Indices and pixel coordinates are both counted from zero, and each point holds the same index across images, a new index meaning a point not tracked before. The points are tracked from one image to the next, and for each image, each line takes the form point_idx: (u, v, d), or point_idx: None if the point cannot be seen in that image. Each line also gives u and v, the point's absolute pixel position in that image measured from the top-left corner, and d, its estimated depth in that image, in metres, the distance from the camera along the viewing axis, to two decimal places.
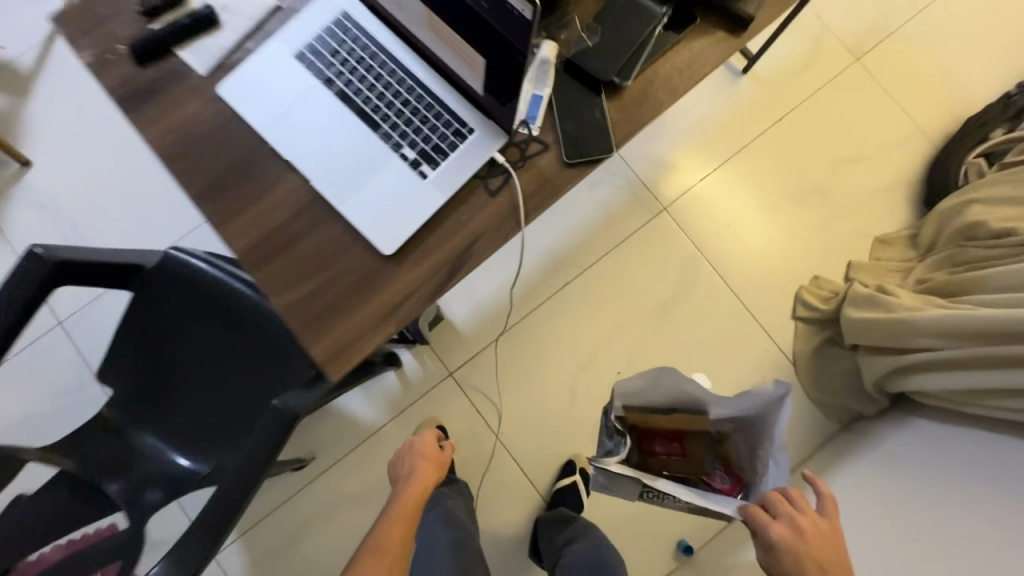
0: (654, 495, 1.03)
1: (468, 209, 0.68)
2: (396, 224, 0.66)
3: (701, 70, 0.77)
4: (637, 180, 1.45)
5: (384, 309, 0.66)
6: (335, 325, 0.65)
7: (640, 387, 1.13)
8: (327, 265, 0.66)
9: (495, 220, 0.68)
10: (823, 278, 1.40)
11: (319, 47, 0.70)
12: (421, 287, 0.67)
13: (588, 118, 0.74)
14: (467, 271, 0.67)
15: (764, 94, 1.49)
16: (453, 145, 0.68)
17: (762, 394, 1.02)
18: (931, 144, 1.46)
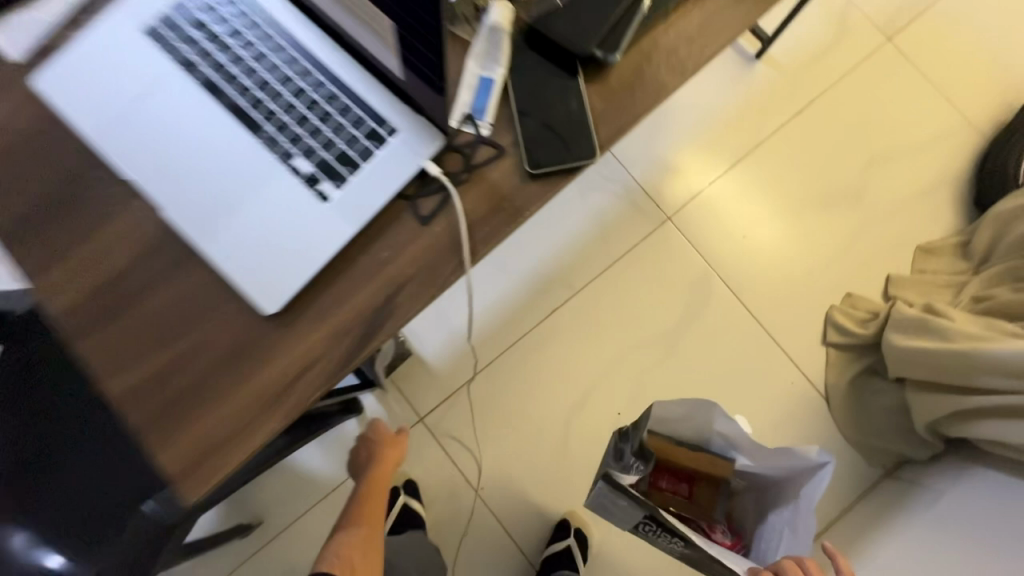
0: (653, 530, 0.86)
1: (389, 243, 0.51)
2: (288, 267, 0.49)
3: (713, 43, 0.58)
4: (635, 186, 1.24)
5: (271, 391, 0.49)
6: (201, 410, 0.49)
7: (675, 416, 0.91)
8: (186, 329, 0.50)
9: (427, 264, 0.52)
10: (858, 295, 1.19)
11: (178, 18, 0.52)
12: (321, 359, 0.50)
13: (559, 113, 0.55)
14: (386, 334, 0.51)
15: (783, 82, 1.28)
16: (365, 152, 0.50)
17: (795, 461, 0.84)
18: (978, 137, 1.26)
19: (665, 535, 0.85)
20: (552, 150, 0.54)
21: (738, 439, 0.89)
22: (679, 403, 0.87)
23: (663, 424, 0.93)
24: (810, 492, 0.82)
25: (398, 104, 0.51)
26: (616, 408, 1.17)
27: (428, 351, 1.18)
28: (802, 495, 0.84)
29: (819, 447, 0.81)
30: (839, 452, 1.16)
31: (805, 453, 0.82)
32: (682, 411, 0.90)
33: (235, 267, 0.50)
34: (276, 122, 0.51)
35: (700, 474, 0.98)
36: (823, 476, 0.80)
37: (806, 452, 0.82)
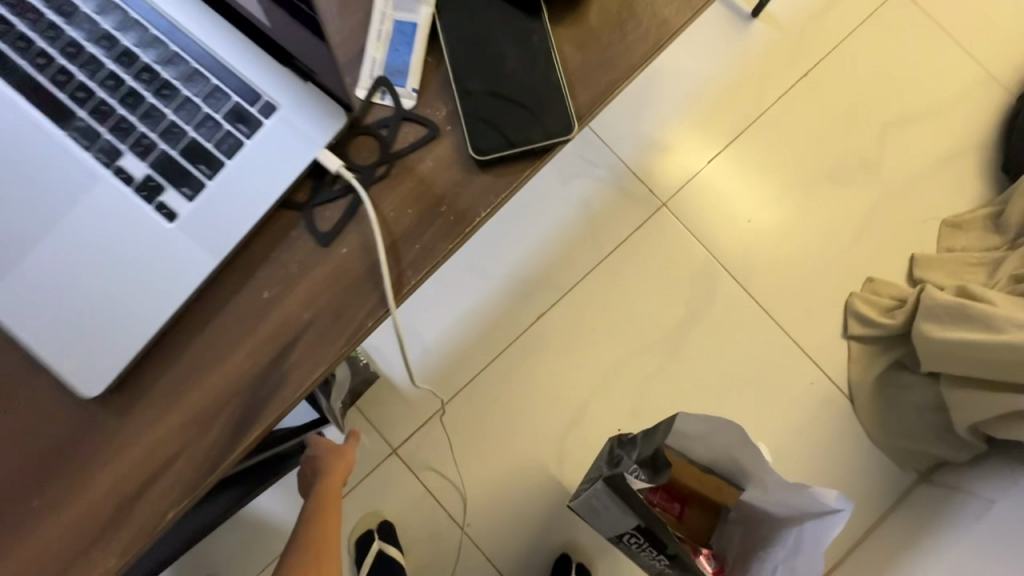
0: (636, 543, 0.80)
1: (268, 281, 0.45)
2: (151, 296, 0.42)
3: None
4: (623, 169, 1.09)
5: (136, 474, 0.43)
6: (48, 498, 0.42)
7: (692, 431, 0.78)
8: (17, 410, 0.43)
9: (335, 298, 0.45)
10: (880, 280, 1.06)
11: None
12: (208, 432, 0.43)
13: (516, 69, 0.46)
14: (274, 407, 0.44)
15: (784, 42, 1.13)
16: (230, 141, 0.42)
17: (804, 503, 0.70)
18: (1002, 95, 1.12)
19: (650, 551, 0.79)
20: (502, 123, 0.45)
21: (752, 467, 0.75)
22: (704, 418, 0.72)
23: (680, 442, 0.83)
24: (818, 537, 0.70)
25: (274, 65, 0.42)
26: (616, 424, 1.03)
27: (399, 373, 1.03)
28: (805, 536, 0.71)
29: (841, 491, 0.67)
30: (868, 458, 1.03)
31: (820, 497, 0.68)
32: (701, 430, 0.76)
33: (70, 294, 0.41)
34: (97, 105, 0.41)
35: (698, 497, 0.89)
36: (835, 524, 0.68)
37: (822, 493, 0.68)
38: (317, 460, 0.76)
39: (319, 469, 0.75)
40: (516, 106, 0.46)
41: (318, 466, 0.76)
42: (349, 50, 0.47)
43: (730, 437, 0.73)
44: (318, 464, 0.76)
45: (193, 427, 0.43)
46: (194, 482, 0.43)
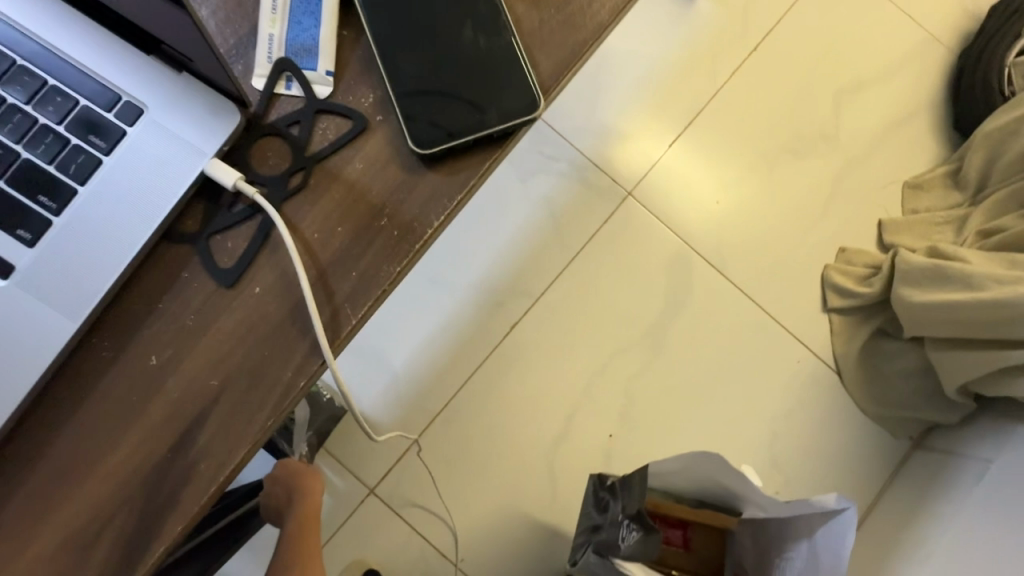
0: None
1: (163, 336, 0.37)
2: (3, 363, 0.33)
3: None
4: (583, 161, 1.03)
5: None
6: None
7: (669, 467, 0.74)
8: None
9: (252, 343, 0.37)
10: (852, 249, 1.04)
11: None
12: (90, 546, 0.34)
13: (458, 43, 0.39)
14: (182, 482, 0.35)
15: (730, 17, 1.10)
16: (79, 158, 0.34)
17: (806, 509, 0.65)
18: (944, 55, 1.13)
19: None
20: (447, 106, 0.38)
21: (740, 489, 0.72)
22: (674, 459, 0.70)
23: (660, 480, 0.79)
24: (834, 557, 0.62)
25: (135, 58, 0.35)
26: (607, 431, 0.97)
27: (367, 404, 0.94)
28: (821, 549, 0.64)
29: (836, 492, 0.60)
30: (861, 431, 1.01)
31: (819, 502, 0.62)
32: (679, 465, 0.73)
33: None
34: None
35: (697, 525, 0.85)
36: (846, 529, 0.61)
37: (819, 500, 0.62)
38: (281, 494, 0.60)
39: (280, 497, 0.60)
40: (459, 84, 0.39)
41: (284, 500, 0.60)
42: (240, 30, 0.39)
43: (709, 469, 0.71)
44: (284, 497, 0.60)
45: (83, 525, 0.35)
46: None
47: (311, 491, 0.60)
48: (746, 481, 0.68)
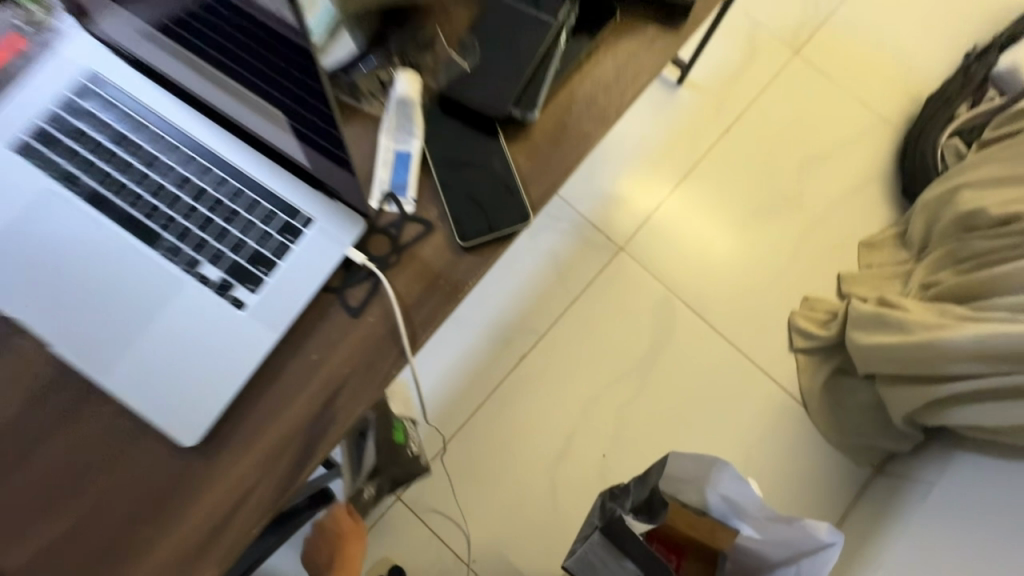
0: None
1: (316, 345, 0.50)
2: (236, 368, 0.47)
3: (620, 98, 0.58)
4: (583, 222, 1.24)
5: (211, 520, 0.47)
6: (138, 559, 0.45)
7: (683, 475, 0.81)
8: (116, 469, 0.47)
9: (371, 352, 0.50)
10: (815, 298, 1.21)
11: (43, 128, 0.47)
12: (269, 480, 0.48)
13: (488, 167, 0.54)
14: (327, 443, 0.48)
15: (707, 103, 1.32)
16: (286, 241, 0.47)
17: (798, 537, 0.77)
18: (894, 132, 1.31)
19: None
20: (484, 212, 0.53)
21: (746, 505, 0.79)
22: (694, 459, 0.77)
23: (674, 487, 0.84)
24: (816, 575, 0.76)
25: (308, 188, 0.48)
26: (602, 450, 1.13)
27: None
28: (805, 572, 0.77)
29: (832, 525, 0.74)
30: (828, 457, 1.15)
31: (813, 530, 0.75)
32: (699, 472, 0.79)
33: (163, 386, 0.46)
34: (172, 222, 0.47)
35: (689, 543, 0.88)
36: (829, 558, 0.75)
37: (817, 528, 0.75)
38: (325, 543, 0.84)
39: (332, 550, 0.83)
40: (492, 197, 0.54)
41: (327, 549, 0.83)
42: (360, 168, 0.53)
43: (726, 483, 0.77)
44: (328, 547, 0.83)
45: (248, 503, 0.47)
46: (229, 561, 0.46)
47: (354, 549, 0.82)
48: (748, 489, 0.76)
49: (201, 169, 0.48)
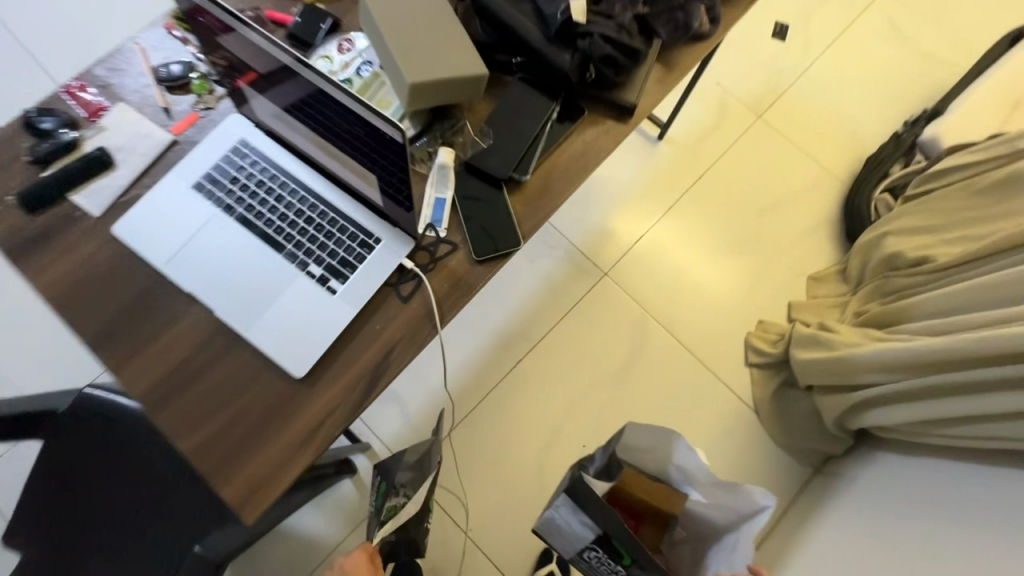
0: (598, 557, 0.77)
1: (381, 317, 0.67)
2: (327, 336, 0.65)
3: (596, 159, 0.75)
4: (574, 250, 1.48)
5: (301, 438, 0.63)
6: (242, 466, 0.61)
7: (641, 443, 0.81)
8: (233, 400, 0.63)
9: (418, 324, 0.67)
10: (768, 321, 1.43)
11: (217, 175, 0.70)
12: (341, 411, 0.64)
13: (500, 205, 0.72)
14: (384, 385, 0.65)
15: (683, 155, 1.57)
16: (365, 252, 0.68)
17: (737, 504, 0.77)
18: (840, 185, 1.56)
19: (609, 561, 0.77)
20: (493, 239, 0.70)
21: (694, 471, 0.78)
22: (649, 429, 0.77)
23: (630, 453, 0.83)
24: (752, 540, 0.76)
25: (379, 215, 0.69)
26: (582, 442, 1.34)
27: (414, 407, 1.33)
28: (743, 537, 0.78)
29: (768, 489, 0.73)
30: (774, 457, 1.35)
31: (750, 496, 0.75)
32: (656, 440, 0.78)
33: (276, 347, 0.64)
34: (291, 237, 0.68)
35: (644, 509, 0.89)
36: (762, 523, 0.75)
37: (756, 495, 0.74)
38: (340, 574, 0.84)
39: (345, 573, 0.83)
40: (500, 228, 0.71)
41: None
42: None
43: (681, 451, 0.77)
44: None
45: (319, 432, 0.63)
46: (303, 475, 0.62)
47: None
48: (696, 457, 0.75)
49: (311, 203, 0.69)
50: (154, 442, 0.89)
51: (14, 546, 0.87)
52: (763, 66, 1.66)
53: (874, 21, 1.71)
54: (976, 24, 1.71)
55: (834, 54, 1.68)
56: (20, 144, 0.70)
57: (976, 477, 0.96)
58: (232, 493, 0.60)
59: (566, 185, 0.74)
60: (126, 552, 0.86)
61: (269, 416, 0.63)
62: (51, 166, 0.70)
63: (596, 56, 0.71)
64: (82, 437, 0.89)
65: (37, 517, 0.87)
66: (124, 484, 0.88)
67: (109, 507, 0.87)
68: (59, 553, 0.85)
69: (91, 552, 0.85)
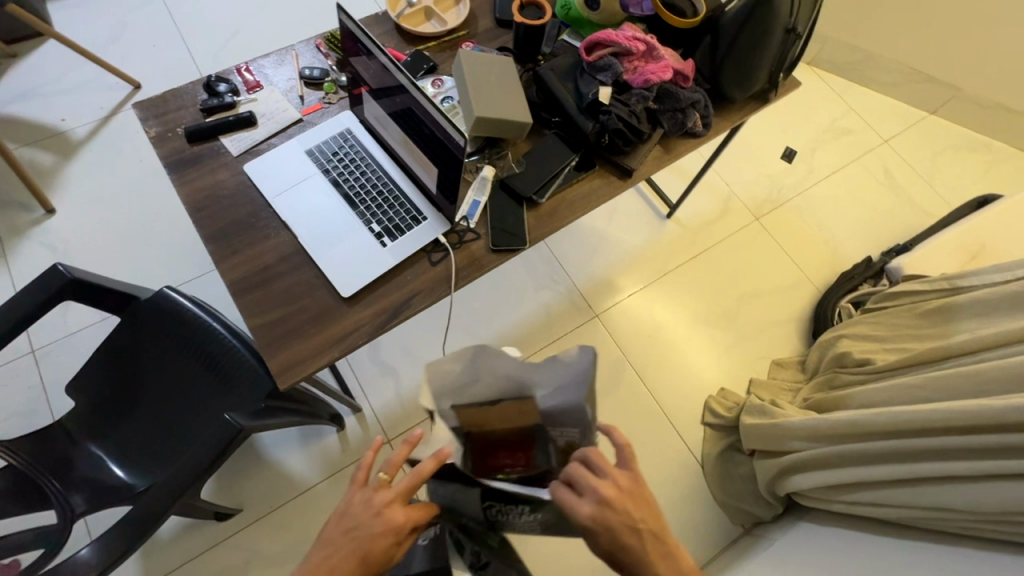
0: (500, 510, 0.71)
1: (414, 272, 0.90)
2: (371, 274, 0.88)
3: (596, 201, 1.00)
4: (574, 289, 1.71)
5: (334, 339, 0.85)
6: (288, 347, 0.83)
7: (460, 380, 0.76)
8: (294, 301, 0.86)
9: (436, 283, 0.90)
10: (728, 391, 1.61)
11: (324, 147, 0.97)
12: (364, 330, 0.86)
13: (516, 217, 0.96)
14: (402, 318, 0.87)
15: (684, 235, 1.83)
16: (412, 225, 0.92)
17: (569, 373, 0.72)
18: (815, 290, 1.79)
19: (512, 508, 0.70)
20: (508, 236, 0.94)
21: (509, 369, 0.74)
22: (452, 360, 0.72)
23: (457, 398, 0.78)
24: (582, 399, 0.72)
25: (431, 202, 0.94)
26: None
27: (406, 386, 1.53)
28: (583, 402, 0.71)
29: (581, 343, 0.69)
30: (710, 510, 1.50)
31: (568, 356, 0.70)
32: (461, 369, 0.74)
33: (332, 273, 0.88)
34: (363, 202, 0.93)
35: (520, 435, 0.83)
36: (586, 372, 0.70)
37: (577, 353, 0.70)
38: (359, 513, 0.66)
39: (391, 499, 0.66)
40: (510, 233, 0.94)
41: (352, 521, 0.65)
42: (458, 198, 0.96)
43: (482, 358, 0.72)
44: (365, 524, 0.65)
45: (347, 339, 0.85)
46: (329, 366, 0.83)
47: (396, 535, 0.65)
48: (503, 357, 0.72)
49: (384, 182, 0.95)
50: (201, 339, 1.08)
51: (73, 393, 1.08)
52: (767, 178, 1.94)
53: (870, 164, 2.00)
54: (958, 186, 1.99)
55: (831, 182, 1.96)
56: (197, 98, 0.99)
57: (869, 548, 1.10)
58: (276, 363, 0.82)
59: (571, 213, 0.99)
60: (157, 419, 1.06)
61: (316, 318, 0.85)
62: (213, 116, 0.98)
63: (610, 128, 0.98)
64: (147, 319, 1.09)
65: (99, 376, 1.08)
66: (172, 369, 1.08)
67: (155, 381, 1.08)
68: (110, 406, 1.07)
69: (135, 413, 1.07)
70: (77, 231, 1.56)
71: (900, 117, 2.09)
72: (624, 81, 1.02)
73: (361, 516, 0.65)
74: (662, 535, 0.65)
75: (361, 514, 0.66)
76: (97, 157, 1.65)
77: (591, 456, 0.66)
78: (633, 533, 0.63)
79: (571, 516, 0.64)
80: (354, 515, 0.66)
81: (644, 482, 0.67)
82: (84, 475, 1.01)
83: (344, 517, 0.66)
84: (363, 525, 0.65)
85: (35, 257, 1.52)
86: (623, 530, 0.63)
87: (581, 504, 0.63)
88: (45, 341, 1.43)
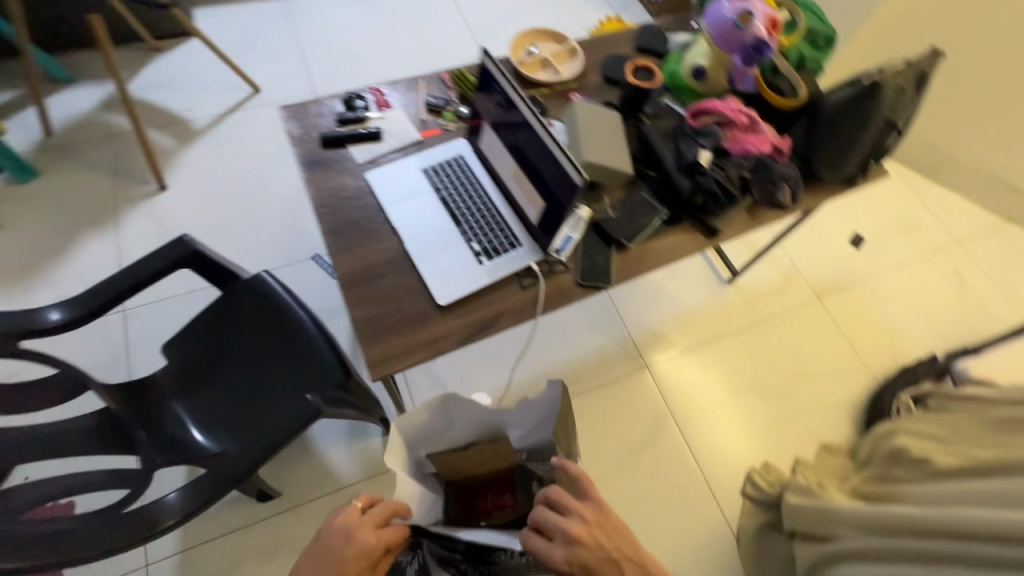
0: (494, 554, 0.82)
1: (504, 293, 0.96)
2: (466, 288, 0.94)
3: (680, 255, 1.05)
4: (628, 337, 1.73)
5: (423, 341, 0.90)
6: (382, 342, 0.89)
7: (438, 428, 0.94)
8: (392, 301, 0.93)
9: (523, 306, 0.96)
10: (770, 466, 1.54)
11: (439, 168, 1.06)
12: (453, 338, 0.91)
13: (604, 258, 1.01)
14: (488, 334, 0.93)
15: (742, 302, 1.84)
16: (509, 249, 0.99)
17: (540, 407, 0.88)
18: (871, 379, 1.76)
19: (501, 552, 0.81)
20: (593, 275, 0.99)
21: (482, 414, 0.91)
22: (426, 412, 0.90)
23: (431, 446, 0.96)
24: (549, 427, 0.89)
25: (528, 231, 1.01)
26: None
27: None
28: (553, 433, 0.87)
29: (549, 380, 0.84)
30: None
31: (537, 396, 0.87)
32: (432, 417, 0.91)
33: (432, 281, 0.95)
34: (467, 222, 1.01)
35: (503, 476, 1.03)
36: (552, 404, 0.86)
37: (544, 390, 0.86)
38: (332, 540, 0.73)
39: (356, 527, 0.74)
40: (597, 272, 1.00)
41: (329, 546, 0.73)
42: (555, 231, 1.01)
43: (452, 406, 0.90)
44: (338, 548, 0.72)
45: (435, 344, 0.90)
46: (415, 366, 0.89)
47: (365, 556, 0.72)
48: (470, 407, 0.90)
49: (488, 207, 1.03)
50: (288, 322, 1.16)
51: (167, 353, 1.17)
52: (833, 260, 1.95)
53: (940, 261, 1.98)
54: None
55: (898, 274, 1.94)
56: (334, 109, 1.11)
57: None
58: (370, 354, 0.88)
59: (656, 262, 1.04)
60: (235, 390, 1.12)
61: (410, 320, 0.92)
62: (345, 126, 1.09)
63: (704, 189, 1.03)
64: (243, 297, 1.18)
65: (193, 342, 1.17)
66: (255, 346, 1.16)
67: (240, 355, 1.15)
68: (196, 372, 1.15)
69: (216, 381, 1.14)
70: (183, 208, 1.71)
71: (975, 220, 2.08)
72: (723, 148, 1.08)
73: (332, 543, 0.73)
74: (635, 552, 0.72)
75: (332, 541, 0.73)
76: (212, 146, 1.82)
77: (553, 497, 0.74)
78: (608, 563, 0.69)
79: (547, 561, 0.70)
80: (326, 543, 0.73)
81: (606, 505, 0.75)
82: (165, 431, 1.08)
83: (320, 546, 0.73)
84: (337, 548, 0.72)
85: (143, 226, 1.67)
86: (599, 564, 0.69)
87: (553, 548, 0.70)
88: (135, 302, 1.55)
